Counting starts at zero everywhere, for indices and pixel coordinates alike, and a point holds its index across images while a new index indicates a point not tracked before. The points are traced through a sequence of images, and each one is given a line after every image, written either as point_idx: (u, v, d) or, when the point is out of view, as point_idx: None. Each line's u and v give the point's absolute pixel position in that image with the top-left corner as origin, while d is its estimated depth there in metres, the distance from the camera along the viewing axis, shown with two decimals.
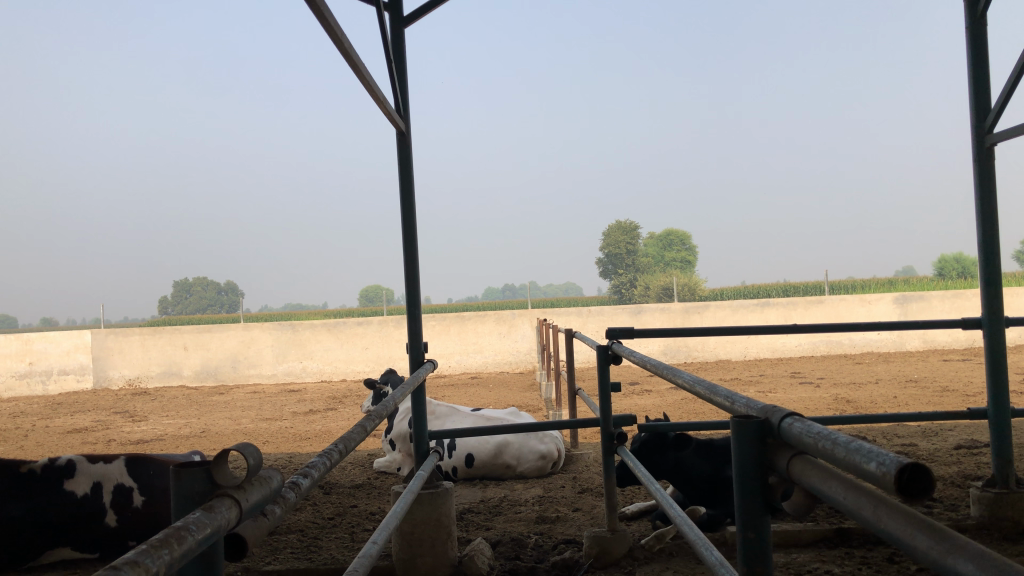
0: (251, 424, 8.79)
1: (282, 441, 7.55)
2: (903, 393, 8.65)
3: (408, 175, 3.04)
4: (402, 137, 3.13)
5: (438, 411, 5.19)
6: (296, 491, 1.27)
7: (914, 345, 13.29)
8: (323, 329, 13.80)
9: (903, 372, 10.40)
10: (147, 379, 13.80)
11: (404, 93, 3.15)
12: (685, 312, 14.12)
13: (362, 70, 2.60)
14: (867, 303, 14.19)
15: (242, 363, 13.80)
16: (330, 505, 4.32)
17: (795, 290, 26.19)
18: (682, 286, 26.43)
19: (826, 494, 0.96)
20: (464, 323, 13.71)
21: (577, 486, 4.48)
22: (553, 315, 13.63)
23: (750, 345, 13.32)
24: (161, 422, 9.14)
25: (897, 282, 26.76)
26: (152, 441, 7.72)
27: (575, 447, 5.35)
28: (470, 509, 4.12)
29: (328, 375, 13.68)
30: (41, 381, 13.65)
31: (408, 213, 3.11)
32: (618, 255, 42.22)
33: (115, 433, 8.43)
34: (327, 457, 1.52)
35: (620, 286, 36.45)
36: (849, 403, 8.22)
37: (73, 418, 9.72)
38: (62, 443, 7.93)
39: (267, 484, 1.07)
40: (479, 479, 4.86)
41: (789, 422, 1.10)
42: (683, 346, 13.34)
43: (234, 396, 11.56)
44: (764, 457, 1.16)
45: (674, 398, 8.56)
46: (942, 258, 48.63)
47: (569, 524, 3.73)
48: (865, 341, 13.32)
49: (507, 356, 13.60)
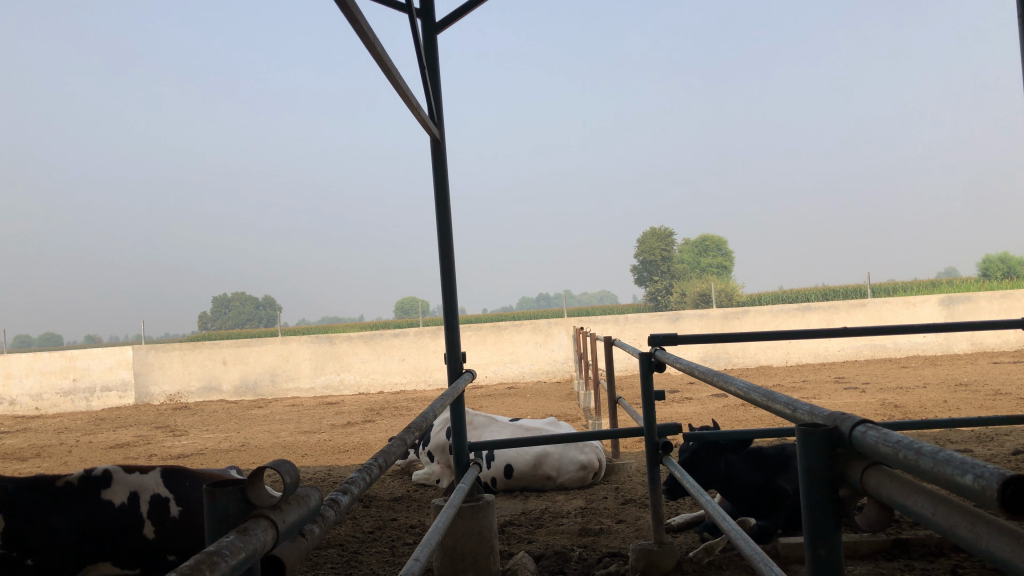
0: (290, 437, 8.80)
1: (321, 454, 7.54)
2: (953, 398, 8.41)
3: (443, 183, 2.98)
4: (436, 144, 3.08)
5: (476, 422, 5.12)
6: (334, 509, 1.21)
7: (962, 347, 12.98)
8: (360, 342, 13.83)
9: (951, 376, 10.13)
10: (188, 394, 13.95)
11: (438, 100, 3.11)
12: (723, 318, 13.92)
13: (397, 78, 2.55)
14: (912, 306, 13.87)
15: (280, 376, 13.87)
16: (370, 519, 4.28)
17: (835, 293, 25.77)
18: (719, 291, 26.16)
19: (909, 509, 0.88)
20: (500, 333, 13.65)
21: (619, 497, 4.38)
22: (589, 323, 13.51)
23: (791, 350, 13.10)
24: (201, 436, 9.21)
25: (939, 283, 26.20)
26: (193, 456, 7.77)
27: (617, 457, 5.26)
28: (511, 522, 4.05)
29: (365, 388, 13.70)
30: (84, 398, 13.87)
31: (444, 223, 3.06)
32: (652, 262, 41.98)
33: (156, 448, 8.49)
34: (367, 472, 1.46)
35: (656, 294, 36.23)
36: (898, 408, 8.00)
37: (116, 433, 9.82)
38: (105, 458, 8.01)
39: (304, 503, 1.01)
40: (519, 491, 4.78)
41: (861, 430, 1.02)
42: (723, 352, 13.14)
43: (273, 410, 11.62)
44: (834, 470, 1.08)
45: (714, 406, 8.41)
46: (985, 260, 47.57)
47: (613, 536, 3.64)
48: (910, 344, 13.00)
49: (544, 366, 13.51)
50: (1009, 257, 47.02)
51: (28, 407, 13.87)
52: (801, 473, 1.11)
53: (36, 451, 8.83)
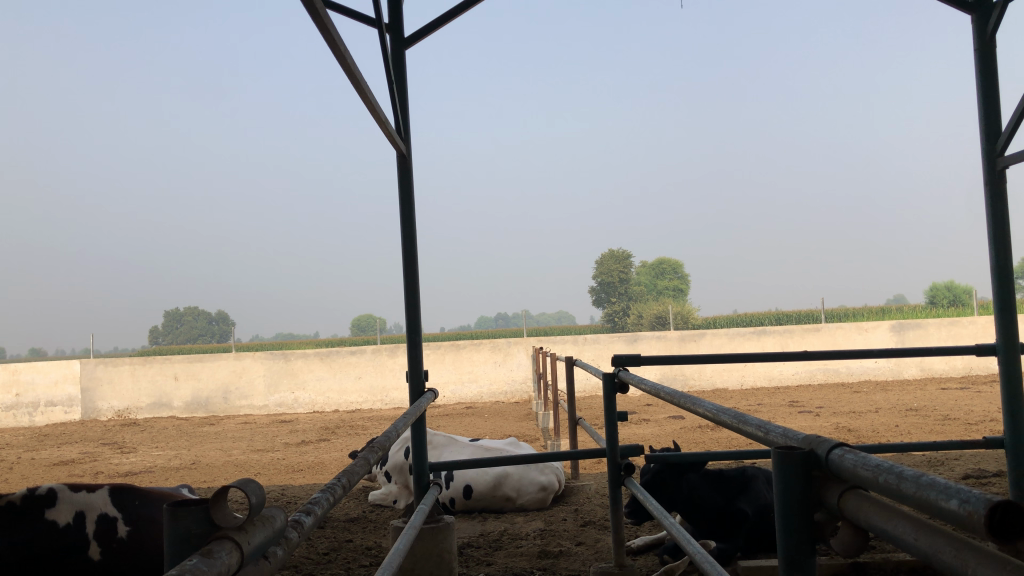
0: (243, 455, 8.62)
1: (274, 473, 7.39)
2: (904, 422, 8.57)
3: (409, 198, 2.95)
4: (403, 159, 3.05)
5: (435, 441, 5.07)
6: (298, 531, 1.17)
7: (912, 373, 13.25)
8: (316, 359, 13.64)
9: (903, 400, 10.31)
10: (137, 410, 13.61)
11: (405, 115, 3.09)
12: (680, 340, 14.02)
13: (365, 90, 2.52)
14: (864, 331, 14.13)
15: (233, 394, 13.62)
16: (325, 540, 4.18)
17: (789, 317, 26.20)
18: (676, 314, 26.44)
19: (889, 533, 0.88)
20: (459, 352, 13.60)
21: (579, 519, 4.36)
22: (548, 344, 13.52)
23: (746, 373, 13.24)
24: (150, 454, 8.97)
25: (889, 309, 26.78)
26: (142, 474, 7.56)
27: (576, 478, 5.24)
28: (469, 544, 4.00)
29: (320, 406, 13.51)
30: (28, 413, 13.45)
31: (409, 238, 3.03)
32: (610, 283, 42.28)
33: (102, 466, 8.24)
34: (331, 492, 1.42)
35: (613, 316, 36.52)
36: (852, 432, 8.12)
37: (60, 450, 9.51)
38: (48, 476, 7.74)
39: (270, 524, 0.97)
40: (478, 512, 4.73)
41: (839, 453, 1.01)
42: (680, 374, 13.23)
43: (225, 427, 11.39)
44: (810, 494, 1.07)
45: (672, 428, 8.45)
46: (932, 288, 48.80)
47: (573, 558, 3.61)
48: (863, 369, 13.24)
49: (502, 386, 13.46)
50: (955, 286, 48.32)
51: None
52: (777, 497, 1.10)
53: None
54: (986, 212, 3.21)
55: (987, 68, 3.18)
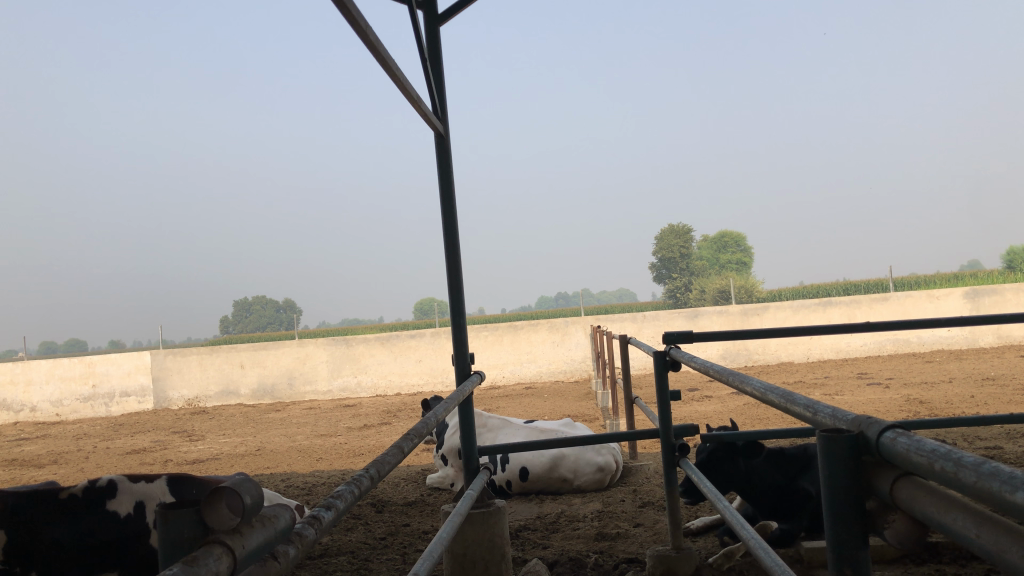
0: (306, 440, 8.75)
1: (336, 457, 7.47)
2: (980, 393, 8.24)
3: (448, 179, 2.89)
4: (440, 139, 2.98)
5: (490, 424, 5.03)
6: (315, 527, 1.12)
7: (988, 341, 12.75)
8: (377, 343, 13.79)
9: (979, 370, 9.92)
10: (206, 398, 13.98)
11: (442, 94, 3.01)
12: (743, 314, 13.70)
13: (395, 69, 2.45)
14: (936, 299, 13.63)
15: (297, 379, 13.86)
16: (382, 524, 4.19)
17: (858, 287, 25.51)
18: (738, 287, 26.00)
19: (948, 527, 0.78)
20: (517, 333, 13.58)
21: (637, 500, 4.27)
22: (607, 322, 13.39)
23: (812, 346, 12.92)
24: (217, 441, 9.19)
25: (964, 276, 25.86)
26: (209, 461, 7.73)
27: (634, 458, 5.15)
28: (526, 526, 3.95)
29: (382, 389, 13.66)
30: (104, 403, 13.92)
31: (449, 220, 2.97)
32: (670, 258, 41.79)
33: (172, 453, 8.46)
34: (357, 484, 1.36)
35: (675, 292, 36.12)
36: (924, 404, 7.84)
37: (133, 439, 9.80)
38: (121, 464, 7.98)
39: (271, 524, 0.92)
40: (535, 494, 4.68)
41: (890, 437, 0.91)
42: (743, 349, 12.98)
43: (290, 413, 11.62)
44: (859, 480, 0.97)
45: (734, 404, 8.29)
46: (1007, 252, 47.05)
47: (631, 540, 3.53)
48: (935, 339, 12.81)
49: (561, 366, 13.40)
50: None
51: (48, 412, 13.95)
52: (823, 481, 1.00)
53: (53, 457, 8.84)
54: None
55: None
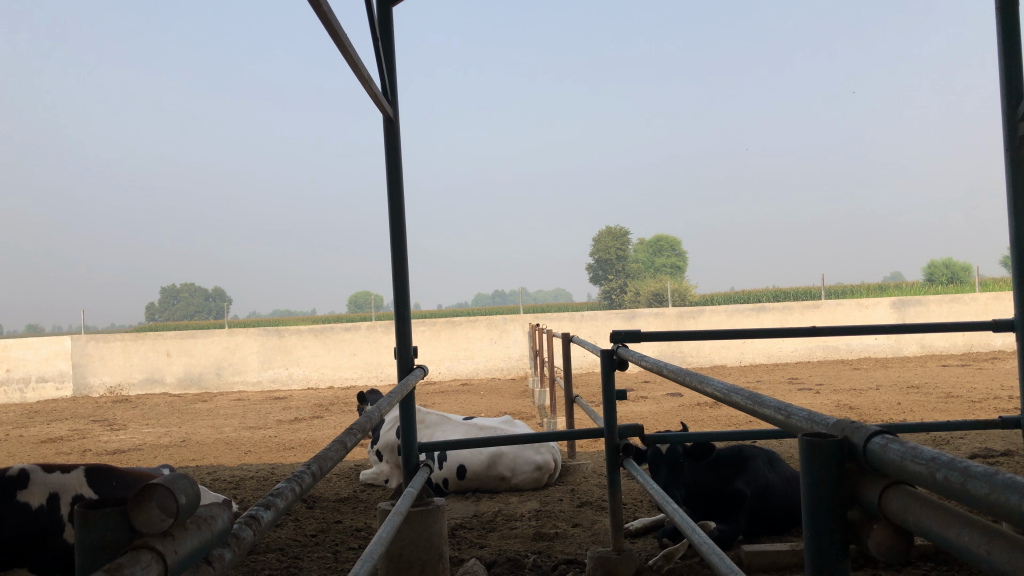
0: (234, 433, 8.49)
1: (265, 451, 7.25)
2: (906, 400, 8.47)
3: (396, 163, 2.79)
4: (389, 123, 2.88)
5: (427, 420, 4.92)
6: (252, 529, 1.03)
7: (912, 350, 13.16)
8: (310, 335, 13.51)
9: (903, 378, 10.23)
10: (129, 386, 13.49)
11: (392, 76, 2.91)
12: (679, 317, 13.87)
13: (348, 47, 2.34)
14: (864, 308, 14.01)
15: (226, 370, 13.51)
16: (313, 521, 4.05)
17: (788, 294, 26.15)
18: (674, 290, 26.37)
19: (951, 542, 0.73)
20: (454, 328, 13.46)
21: (575, 499, 4.23)
22: (545, 320, 13.39)
23: (745, 350, 13.15)
24: (140, 431, 8.86)
25: (888, 286, 26.75)
26: (131, 451, 7.43)
27: (572, 458, 5.12)
28: (462, 525, 3.87)
29: (314, 382, 13.39)
30: (18, 389, 13.28)
31: (396, 208, 2.86)
32: (607, 260, 42.20)
33: (91, 443, 8.11)
34: (296, 482, 1.26)
35: (610, 293, 36.51)
36: (852, 409, 8.03)
37: (49, 427, 9.37)
38: (36, 453, 7.61)
39: (208, 526, 0.82)
40: (472, 492, 4.60)
41: (879, 442, 0.86)
42: (677, 351, 13.16)
43: (218, 404, 11.29)
44: (843, 488, 0.92)
45: (669, 406, 8.34)
46: (929, 266, 48.90)
47: (569, 541, 3.48)
48: (862, 346, 13.17)
49: (498, 363, 13.35)
50: (953, 263, 48.30)
51: None
52: (804, 489, 0.95)
53: None
54: (1004, 181, 2.78)
55: (1008, 16, 2.70)
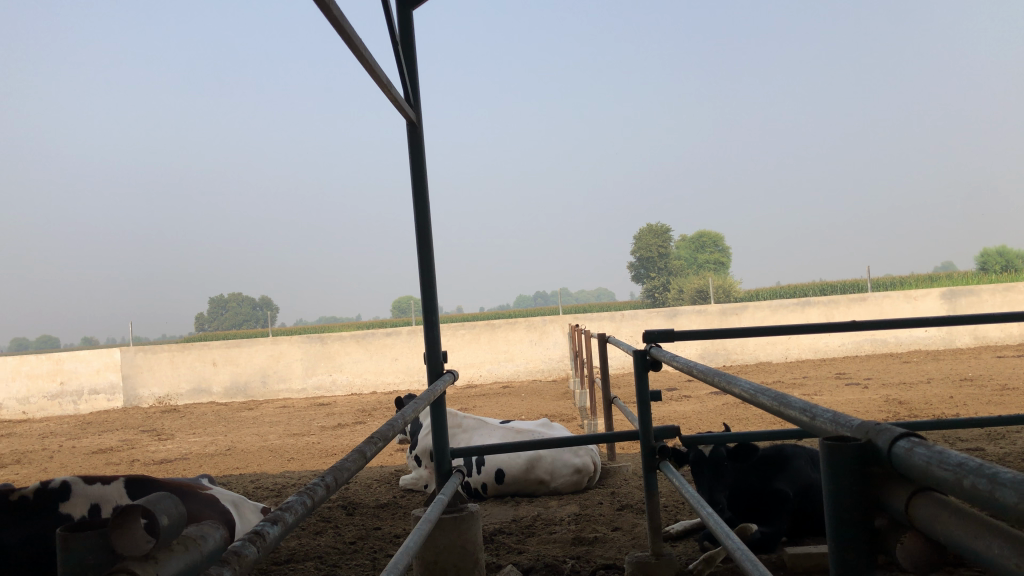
0: (278, 440, 8.57)
1: (308, 458, 7.30)
2: (959, 393, 8.22)
3: (419, 169, 2.77)
4: (412, 127, 2.86)
5: (464, 424, 4.90)
6: (256, 546, 1.00)
7: (965, 341, 12.79)
8: (352, 341, 13.61)
9: (956, 370, 9.93)
10: (177, 396, 13.74)
11: (414, 81, 2.89)
12: (722, 314, 13.67)
13: (365, 53, 2.32)
14: (913, 300, 13.67)
15: (271, 378, 13.67)
16: (351, 528, 4.05)
17: (835, 287, 25.70)
18: (718, 286, 26.09)
19: (980, 555, 0.67)
20: (494, 331, 13.46)
21: (615, 503, 4.17)
22: (585, 321, 13.31)
23: (791, 345, 12.92)
24: (186, 440, 9.00)
25: (938, 276, 26.11)
26: (177, 461, 7.54)
27: (613, 460, 5.06)
28: (501, 530, 3.83)
29: (358, 388, 13.48)
30: (72, 401, 13.62)
31: (422, 214, 2.84)
32: (649, 258, 41.91)
33: (139, 453, 8.26)
34: (308, 495, 1.24)
35: (653, 291, 36.26)
36: (903, 404, 7.82)
37: (100, 438, 9.56)
38: (86, 464, 7.77)
39: (196, 547, 0.80)
40: (510, 496, 4.56)
41: (904, 447, 0.81)
42: (721, 349, 12.98)
43: (263, 411, 11.42)
44: (867, 494, 0.86)
45: (713, 404, 8.21)
46: (982, 253, 47.66)
47: (609, 546, 3.42)
48: (912, 339, 12.86)
49: (539, 365, 13.30)
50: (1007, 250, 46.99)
51: (14, 411, 13.66)
52: (827, 498, 0.89)
53: (16, 457, 8.60)
54: None
55: None
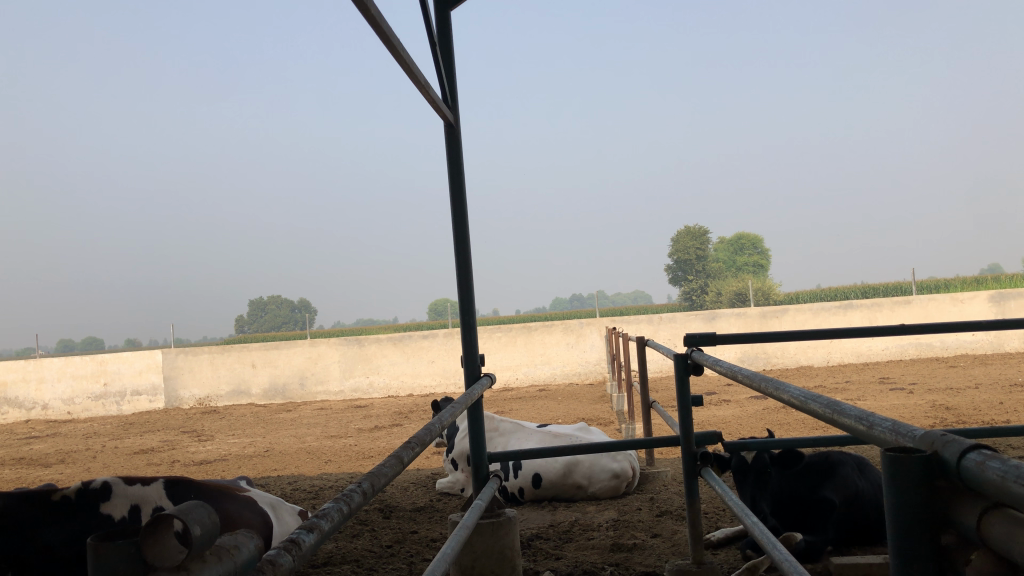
0: (315, 441, 8.63)
1: (345, 459, 7.33)
2: (1009, 399, 7.99)
3: (457, 171, 2.74)
4: (450, 128, 2.84)
5: (501, 428, 4.87)
6: (292, 555, 0.98)
7: (1014, 345, 12.47)
8: (389, 344, 13.67)
9: (1005, 375, 9.67)
10: (217, 397, 13.92)
11: (452, 82, 2.87)
12: (762, 317, 13.49)
13: (403, 54, 2.30)
14: (960, 303, 13.36)
15: (309, 379, 13.79)
16: (388, 532, 4.04)
17: (878, 289, 25.27)
18: (756, 289, 25.83)
19: None
20: (531, 334, 13.43)
21: (654, 509, 4.10)
22: (622, 324, 13.21)
23: (832, 349, 12.71)
24: (226, 441, 9.09)
25: (985, 278, 25.54)
26: (217, 462, 7.62)
27: (651, 465, 5.00)
28: (538, 535, 3.80)
29: (394, 390, 13.54)
30: (115, 402, 13.87)
31: (459, 216, 2.82)
32: (686, 260, 41.57)
33: (180, 454, 8.36)
34: (345, 502, 1.22)
35: (691, 294, 35.99)
36: (950, 410, 7.63)
37: (142, 439, 9.70)
38: (129, 464, 7.89)
39: (230, 556, 0.77)
40: (548, 501, 4.52)
41: (973, 459, 0.76)
42: (761, 352, 12.80)
43: (302, 413, 11.53)
44: (933, 509, 0.81)
45: (753, 409, 8.09)
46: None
47: (649, 552, 3.36)
48: (958, 343, 12.56)
49: (576, 368, 13.24)
50: None
51: (60, 410, 13.93)
52: (888, 512, 0.84)
53: (61, 456, 8.75)
54: None
55: None
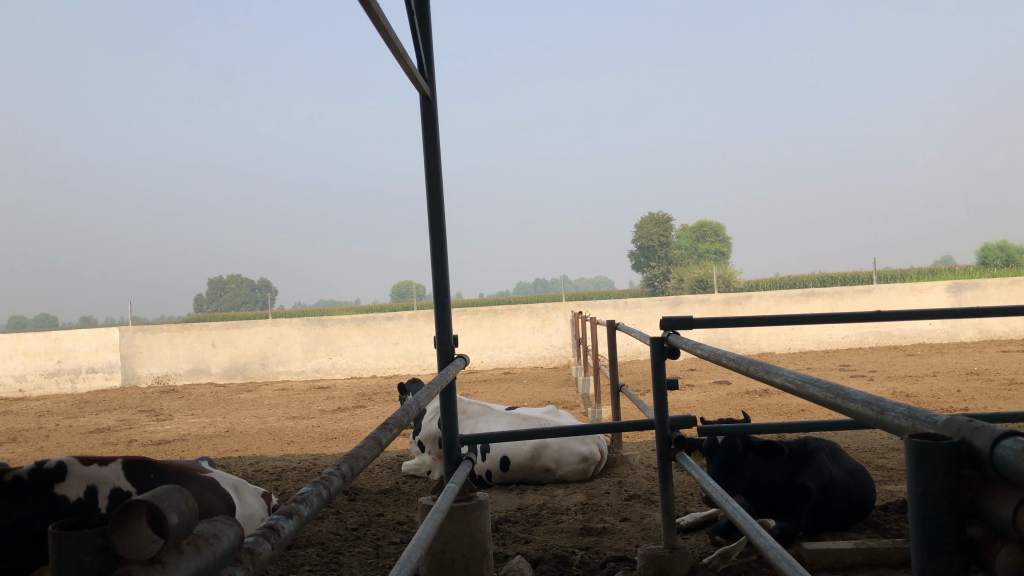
0: (278, 422, 8.50)
1: (308, 440, 7.22)
2: (966, 387, 8.15)
3: (434, 145, 2.66)
4: (426, 102, 2.75)
5: (470, 410, 4.83)
6: (272, 542, 0.91)
7: (969, 335, 12.73)
8: (353, 325, 13.54)
9: (961, 364, 9.87)
10: (176, 376, 13.67)
11: (429, 54, 2.79)
12: (725, 303, 13.60)
13: (382, 21, 2.20)
14: (918, 292, 13.60)
15: (270, 360, 13.60)
16: (354, 514, 3.97)
17: (837, 278, 25.67)
18: (718, 276, 26.07)
19: None
20: (496, 317, 13.37)
21: (622, 492, 4.09)
22: (588, 307, 13.23)
23: (794, 337, 12.87)
24: (185, 421, 8.92)
25: (940, 270, 26.06)
26: (176, 442, 7.46)
27: (619, 449, 4.99)
28: (507, 518, 3.76)
29: (358, 371, 13.43)
30: (69, 380, 13.55)
31: (435, 191, 2.74)
32: (649, 246, 41.83)
33: (138, 433, 8.18)
34: (324, 485, 1.15)
35: (654, 281, 36.23)
36: (909, 397, 7.75)
37: (98, 417, 9.49)
38: (84, 443, 7.69)
39: (208, 547, 0.70)
40: (516, 484, 4.49)
41: (1009, 447, 0.71)
42: (723, 338, 12.91)
43: (262, 393, 11.36)
44: (961, 496, 0.77)
45: (716, 394, 8.15)
46: (983, 248, 47.51)
47: (618, 536, 3.35)
48: (915, 332, 12.79)
49: (541, 351, 13.24)
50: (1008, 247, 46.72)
51: (11, 388, 13.55)
52: (912, 502, 0.79)
53: (12, 435, 8.50)
54: None
55: None
